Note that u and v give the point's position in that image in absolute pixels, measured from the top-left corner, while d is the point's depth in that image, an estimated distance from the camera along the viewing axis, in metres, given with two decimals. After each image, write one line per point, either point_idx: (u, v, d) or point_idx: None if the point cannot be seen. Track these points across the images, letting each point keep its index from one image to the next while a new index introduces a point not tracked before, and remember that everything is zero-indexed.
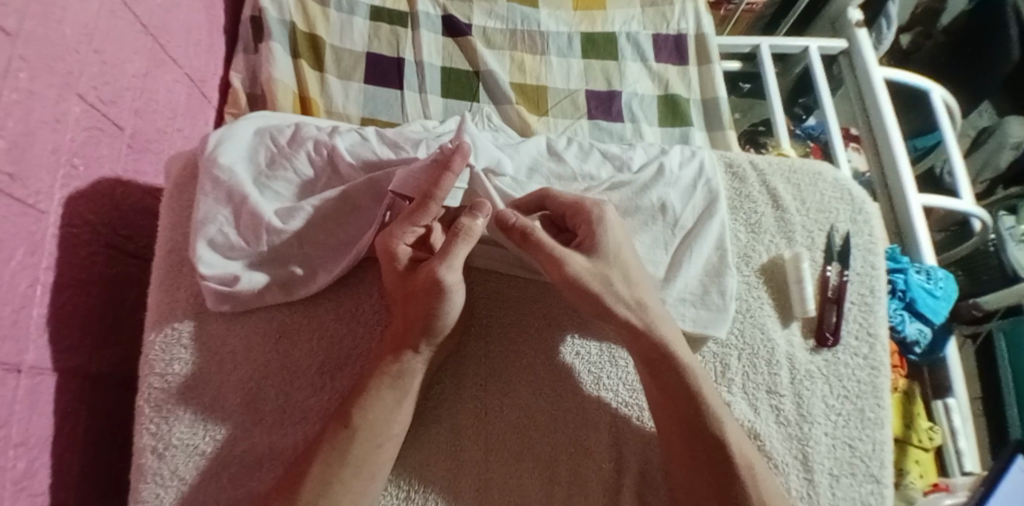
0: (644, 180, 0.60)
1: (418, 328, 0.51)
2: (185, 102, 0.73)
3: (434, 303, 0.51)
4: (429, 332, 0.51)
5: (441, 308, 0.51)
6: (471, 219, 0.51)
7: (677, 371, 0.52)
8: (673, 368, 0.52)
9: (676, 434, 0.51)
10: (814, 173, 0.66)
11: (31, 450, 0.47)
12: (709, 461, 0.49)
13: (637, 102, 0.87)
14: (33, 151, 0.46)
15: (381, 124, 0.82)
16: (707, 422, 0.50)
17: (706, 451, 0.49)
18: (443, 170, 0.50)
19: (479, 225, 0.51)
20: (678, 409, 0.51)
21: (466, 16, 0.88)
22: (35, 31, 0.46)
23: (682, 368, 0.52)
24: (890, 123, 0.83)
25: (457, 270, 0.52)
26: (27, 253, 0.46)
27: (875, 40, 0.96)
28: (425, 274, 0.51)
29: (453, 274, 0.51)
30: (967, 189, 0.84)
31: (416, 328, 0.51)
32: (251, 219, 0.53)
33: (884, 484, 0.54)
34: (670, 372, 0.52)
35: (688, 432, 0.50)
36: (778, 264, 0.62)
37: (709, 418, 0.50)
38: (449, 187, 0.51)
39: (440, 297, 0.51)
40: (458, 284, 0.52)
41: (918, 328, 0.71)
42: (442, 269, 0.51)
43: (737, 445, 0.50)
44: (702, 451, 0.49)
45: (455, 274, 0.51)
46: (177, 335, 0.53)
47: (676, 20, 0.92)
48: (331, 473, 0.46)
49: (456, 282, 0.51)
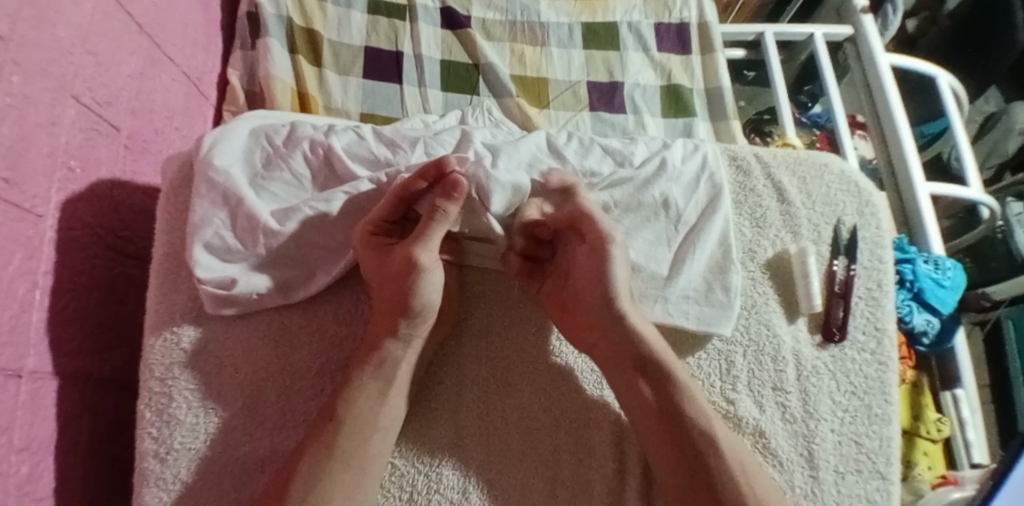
0: (645, 176, 0.59)
1: (396, 311, 0.52)
2: (183, 101, 0.72)
3: (406, 281, 0.51)
4: (408, 312, 0.51)
5: (417, 289, 0.51)
6: (445, 203, 0.50)
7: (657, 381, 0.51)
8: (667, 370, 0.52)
9: (654, 434, 0.51)
10: (820, 165, 0.65)
11: (34, 455, 0.47)
12: (685, 460, 0.49)
13: (639, 93, 0.85)
14: (28, 156, 0.46)
15: (380, 120, 0.81)
16: (685, 423, 0.50)
17: (697, 448, 0.49)
18: (416, 175, 0.51)
19: (454, 208, 0.51)
20: (657, 416, 0.51)
21: (464, 8, 0.87)
22: (28, 33, 0.45)
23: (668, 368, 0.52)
24: (897, 112, 0.81)
25: (433, 252, 0.53)
26: (25, 258, 0.46)
27: (880, 27, 0.94)
28: (400, 256, 0.52)
29: (428, 254, 0.52)
30: (975, 177, 0.83)
31: (392, 311, 0.52)
32: (248, 222, 0.53)
33: (891, 480, 0.53)
34: (656, 383, 0.52)
35: (674, 432, 0.50)
36: (783, 258, 0.61)
37: (687, 421, 0.50)
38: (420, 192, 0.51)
39: (415, 275, 0.51)
40: (434, 266, 0.53)
41: (926, 319, 0.70)
42: (418, 251, 0.52)
43: (734, 447, 0.49)
44: (682, 448, 0.49)
45: (430, 256, 0.52)
46: (177, 339, 0.52)
47: (678, 9, 0.90)
48: (324, 470, 0.46)
49: (432, 264, 0.52)
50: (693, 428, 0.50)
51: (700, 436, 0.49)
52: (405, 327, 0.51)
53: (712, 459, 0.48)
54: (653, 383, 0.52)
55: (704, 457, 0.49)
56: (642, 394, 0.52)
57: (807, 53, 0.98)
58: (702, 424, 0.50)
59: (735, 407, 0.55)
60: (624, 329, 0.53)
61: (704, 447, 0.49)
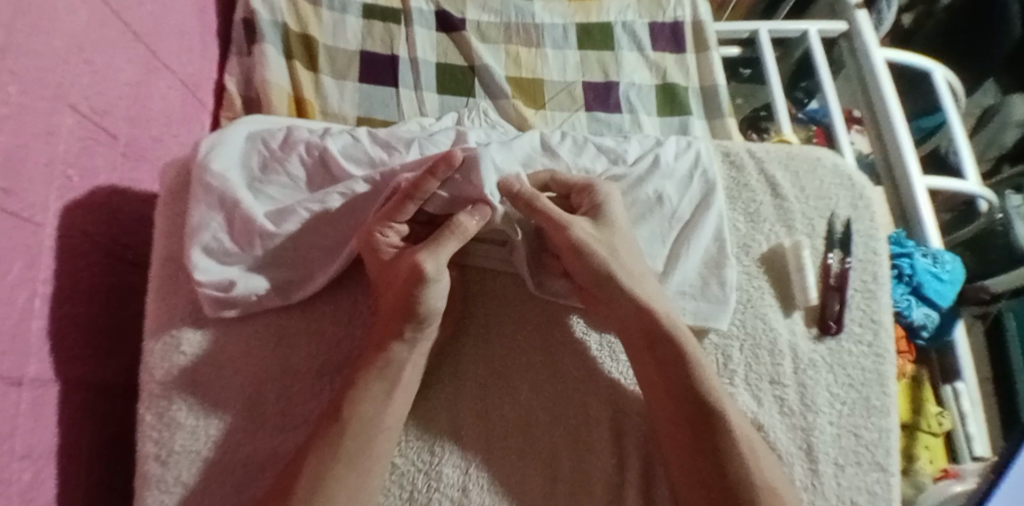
0: (639, 173, 0.60)
1: (401, 314, 0.52)
2: (180, 109, 0.73)
3: (410, 287, 0.51)
4: (414, 316, 0.51)
5: (422, 295, 0.51)
6: (467, 217, 0.52)
7: (671, 355, 0.52)
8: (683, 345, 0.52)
9: (667, 407, 0.51)
10: (813, 159, 0.65)
11: (37, 461, 0.47)
12: (698, 434, 0.49)
13: (634, 92, 0.86)
14: (27, 165, 0.46)
15: (378, 123, 0.81)
16: (699, 406, 0.50)
17: (694, 437, 0.49)
18: (426, 174, 0.51)
19: (473, 225, 0.53)
20: (667, 400, 0.51)
21: (459, 11, 0.87)
22: (24, 44, 0.46)
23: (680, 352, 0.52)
24: (894, 107, 0.81)
25: (442, 264, 0.52)
26: (25, 266, 0.46)
27: (875, 22, 0.94)
28: (408, 263, 0.52)
29: (435, 262, 0.51)
30: (972, 170, 0.83)
31: (397, 313, 0.52)
32: (244, 225, 0.53)
33: (890, 472, 0.54)
34: (666, 352, 0.52)
35: (686, 407, 0.50)
36: (778, 252, 0.61)
37: (693, 405, 0.50)
38: (430, 190, 0.52)
39: (423, 285, 0.51)
40: (441, 274, 0.52)
41: (925, 313, 0.70)
42: (424, 258, 0.51)
43: (746, 425, 0.50)
44: (687, 434, 0.49)
45: (437, 264, 0.51)
46: (177, 342, 0.53)
47: (672, 8, 0.91)
48: (326, 469, 0.46)
49: (439, 274, 0.52)
50: (696, 412, 0.50)
51: (708, 410, 0.50)
52: (398, 329, 0.52)
53: (715, 438, 0.49)
54: (663, 366, 0.52)
55: (706, 435, 0.49)
56: (664, 373, 0.52)
57: (802, 50, 0.98)
58: (715, 401, 0.50)
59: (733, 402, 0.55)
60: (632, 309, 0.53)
61: (712, 422, 0.49)
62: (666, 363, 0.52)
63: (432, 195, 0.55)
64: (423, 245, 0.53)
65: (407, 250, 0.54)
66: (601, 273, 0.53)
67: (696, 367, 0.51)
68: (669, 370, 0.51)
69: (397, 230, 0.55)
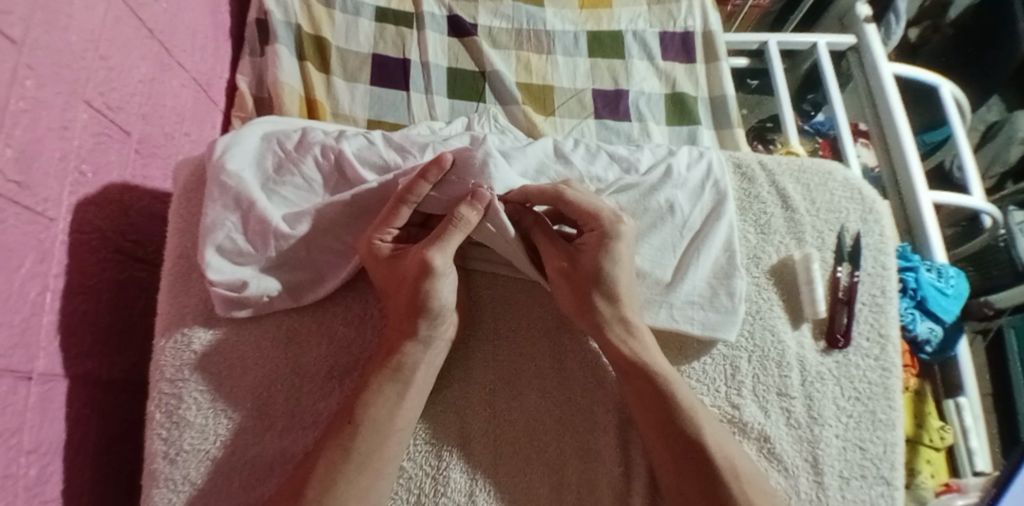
0: (652, 181, 0.60)
1: (413, 313, 0.52)
2: (192, 107, 0.73)
3: (424, 285, 0.51)
4: (427, 313, 0.52)
5: (430, 292, 0.51)
6: (467, 208, 0.52)
7: (651, 378, 0.52)
8: (654, 379, 0.52)
9: (652, 429, 0.51)
10: (824, 172, 0.66)
11: (43, 457, 0.47)
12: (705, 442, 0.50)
13: (644, 101, 0.86)
14: (41, 159, 0.46)
15: (388, 126, 0.82)
16: (688, 425, 0.50)
17: (693, 448, 0.50)
18: (418, 177, 0.52)
19: (476, 214, 0.52)
20: (653, 415, 0.51)
21: (471, 16, 0.88)
22: (41, 39, 0.46)
23: (657, 380, 0.52)
24: (901, 122, 0.82)
25: (447, 257, 0.52)
26: (37, 261, 0.47)
27: (884, 36, 0.95)
28: (414, 260, 0.52)
29: (442, 257, 0.51)
30: (977, 185, 0.82)
31: (410, 314, 0.52)
32: (259, 225, 0.54)
33: (894, 486, 0.54)
34: (648, 380, 0.52)
35: (674, 429, 0.50)
36: (788, 264, 0.61)
37: (685, 418, 0.51)
38: (423, 193, 0.53)
39: (431, 279, 0.51)
40: (447, 269, 0.52)
41: (930, 327, 0.70)
42: (432, 253, 0.51)
43: (724, 446, 0.50)
44: (686, 448, 0.50)
45: (445, 259, 0.52)
46: (188, 340, 0.53)
47: (682, 18, 0.91)
48: (336, 470, 0.46)
49: (447, 268, 0.52)
50: (691, 430, 0.50)
51: (692, 430, 0.50)
52: (413, 329, 0.52)
53: (703, 455, 0.50)
54: (660, 381, 0.52)
55: (697, 449, 0.50)
56: (648, 392, 0.52)
57: (810, 62, 0.98)
58: (695, 422, 0.51)
59: (741, 413, 0.55)
60: (614, 318, 0.54)
61: (698, 438, 0.50)
62: (655, 385, 0.52)
63: (427, 195, 0.55)
64: (426, 242, 0.53)
65: (408, 250, 0.53)
66: (603, 281, 0.54)
67: (673, 396, 0.52)
68: (646, 401, 0.52)
69: (393, 234, 0.55)
